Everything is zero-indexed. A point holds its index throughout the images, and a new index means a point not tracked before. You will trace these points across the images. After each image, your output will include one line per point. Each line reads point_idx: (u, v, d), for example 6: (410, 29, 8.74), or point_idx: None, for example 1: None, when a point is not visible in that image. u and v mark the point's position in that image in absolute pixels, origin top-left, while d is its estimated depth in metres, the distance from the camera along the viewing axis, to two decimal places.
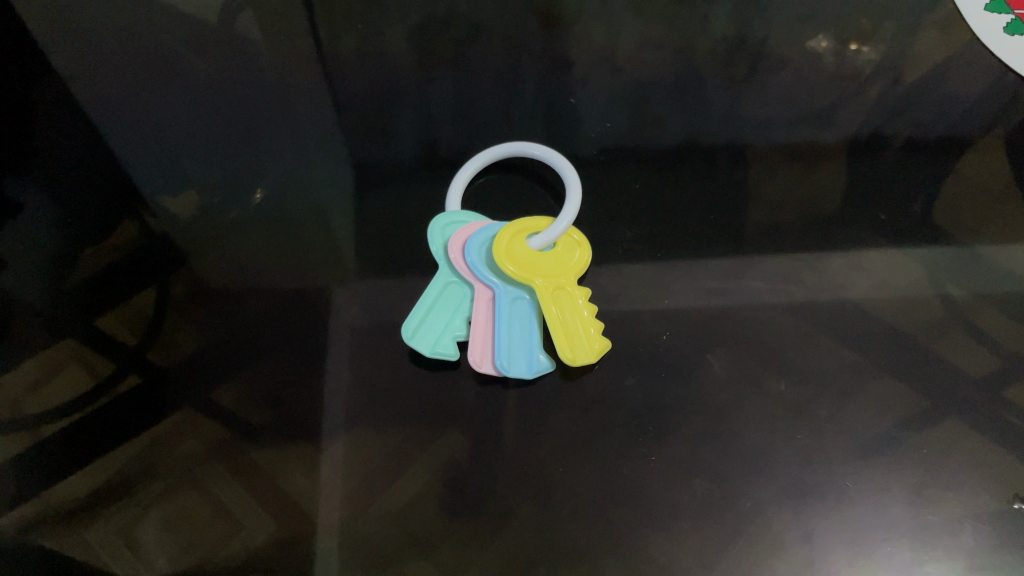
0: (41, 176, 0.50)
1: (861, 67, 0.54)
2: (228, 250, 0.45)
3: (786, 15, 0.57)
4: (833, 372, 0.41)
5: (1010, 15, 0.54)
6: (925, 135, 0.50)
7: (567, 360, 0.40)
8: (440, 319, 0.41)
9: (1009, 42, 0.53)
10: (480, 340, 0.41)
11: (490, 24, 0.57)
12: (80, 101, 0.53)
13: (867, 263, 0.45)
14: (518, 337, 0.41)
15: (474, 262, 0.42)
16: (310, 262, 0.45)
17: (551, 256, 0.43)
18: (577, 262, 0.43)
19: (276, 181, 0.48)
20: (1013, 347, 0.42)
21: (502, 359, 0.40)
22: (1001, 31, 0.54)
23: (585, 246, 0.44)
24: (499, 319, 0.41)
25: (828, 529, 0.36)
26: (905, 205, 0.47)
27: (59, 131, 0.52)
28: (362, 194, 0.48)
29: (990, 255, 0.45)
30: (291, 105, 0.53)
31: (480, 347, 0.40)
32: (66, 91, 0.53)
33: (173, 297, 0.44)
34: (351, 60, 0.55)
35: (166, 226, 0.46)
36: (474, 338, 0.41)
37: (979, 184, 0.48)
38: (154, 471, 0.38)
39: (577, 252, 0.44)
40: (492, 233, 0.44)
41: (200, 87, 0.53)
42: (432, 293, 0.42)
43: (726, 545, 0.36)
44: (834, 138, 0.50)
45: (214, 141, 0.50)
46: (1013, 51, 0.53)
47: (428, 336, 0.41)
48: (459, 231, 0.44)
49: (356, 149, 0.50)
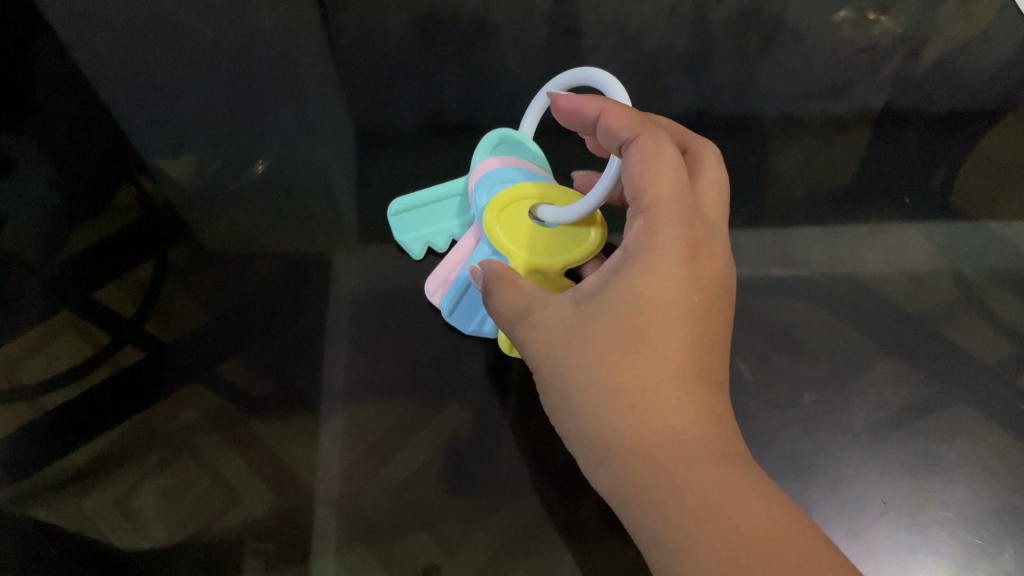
0: (22, 124, 0.47)
1: (885, 34, 0.52)
2: (227, 219, 0.44)
3: None
4: (837, 353, 0.41)
5: None
6: (945, 112, 0.49)
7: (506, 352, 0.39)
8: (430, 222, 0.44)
9: None
10: (445, 271, 0.41)
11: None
12: (67, 45, 0.49)
13: (877, 242, 0.44)
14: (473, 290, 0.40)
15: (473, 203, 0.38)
16: (310, 233, 0.44)
17: (558, 232, 0.38)
18: (580, 245, 0.37)
19: (278, 147, 0.47)
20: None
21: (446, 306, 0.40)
22: None
23: (602, 231, 0.38)
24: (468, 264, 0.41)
25: (617, 339, 0.28)
26: (919, 185, 0.46)
27: (46, 73, 0.48)
28: (365, 166, 0.47)
29: (1003, 235, 0.45)
30: (290, 62, 0.51)
31: (441, 278, 0.41)
32: (52, 33, 0.50)
33: (172, 266, 0.43)
34: (352, 20, 0.53)
35: (166, 192, 0.45)
36: (442, 267, 0.41)
37: (995, 163, 0.47)
38: (150, 440, 0.38)
39: (590, 235, 0.38)
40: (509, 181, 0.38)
41: (191, 42, 0.51)
42: (437, 212, 0.44)
43: (577, 378, 0.29)
44: (848, 111, 0.49)
45: (211, 98, 0.49)
46: None
47: (407, 226, 0.43)
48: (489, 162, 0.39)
49: (357, 116, 0.49)
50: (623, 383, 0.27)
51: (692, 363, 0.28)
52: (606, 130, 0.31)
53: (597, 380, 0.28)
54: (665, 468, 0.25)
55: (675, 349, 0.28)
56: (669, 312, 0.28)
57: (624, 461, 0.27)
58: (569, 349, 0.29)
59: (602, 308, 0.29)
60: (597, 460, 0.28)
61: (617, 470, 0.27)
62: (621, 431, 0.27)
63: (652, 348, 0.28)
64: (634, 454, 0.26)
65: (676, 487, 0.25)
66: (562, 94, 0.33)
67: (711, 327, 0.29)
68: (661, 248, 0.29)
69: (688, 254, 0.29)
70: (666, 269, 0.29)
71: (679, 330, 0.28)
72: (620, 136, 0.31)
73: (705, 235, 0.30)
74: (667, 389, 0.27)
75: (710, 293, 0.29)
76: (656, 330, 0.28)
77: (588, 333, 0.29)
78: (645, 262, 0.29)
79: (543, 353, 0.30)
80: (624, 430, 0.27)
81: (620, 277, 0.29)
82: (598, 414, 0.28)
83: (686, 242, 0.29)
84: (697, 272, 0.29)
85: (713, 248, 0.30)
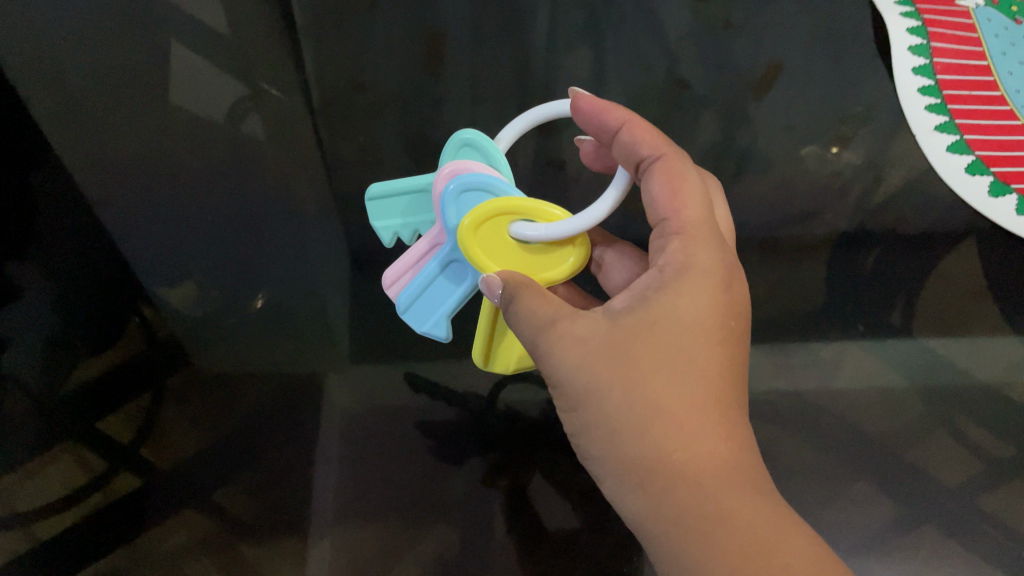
0: (26, 252, 0.48)
1: (860, 156, 0.54)
2: (226, 342, 0.46)
3: (783, 103, 0.56)
4: (815, 474, 0.43)
5: (971, 155, 0.53)
6: (910, 235, 0.51)
7: (481, 366, 0.44)
8: (402, 212, 0.46)
9: (962, 176, 0.52)
10: (405, 268, 0.44)
11: (487, 100, 0.56)
12: (75, 174, 0.51)
13: (851, 364, 0.46)
14: (430, 295, 0.44)
15: (447, 201, 0.41)
16: (307, 357, 0.46)
17: (536, 254, 0.41)
18: (560, 266, 0.41)
19: (275, 275, 0.49)
20: (989, 454, 0.44)
21: (403, 304, 0.43)
22: (963, 169, 0.53)
23: (583, 255, 0.41)
24: (426, 271, 0.43)
25: (660, 352, 0.32)
26: (886, 309, 0.49)
27: (52, 203, 0.50)
28: (360, 292, 0.49)
29: (970, 357, 0.47)
30: (286, 186, 0.52)
31: (400, 274, 0.44)
32: (61, 164, 0.51)
33: (171, 391, 0.44)
34: (349, 148, 0.55)
35: (169, 319, 0.46)
36: (402, 265, 0.44)
37: (957, 286, 0.49)
38: (142, 564, 0.39)
39: (570, 258, 0.41)
40: (484, 191, 0.41)
41: (189, 166, 0.52)
42: (413, 204, 0.46)
43: (614, 386, 0.32)
44: (821, 234, 0.51)
45: (211, 225, 0.50)
46: (975, 194, 0.52)
47: (385, 216, 0.47)
48: (465, 168, 0.42)
49: (353, 242, 0.51)
50: (664, 401, 0.31)
51: (726, 385, 0.31)
52: (632, 144, 0.39)
53: (637, 394, 0.31)
54: (715, 493, 0.28)
55: (712, 372, 0.31)
56: (708, 335, 0.32)
57: (667, 484, 0.29)
58: (606, 362, 0.32)
59: (645, 325, 0.32)
60: (630, 472, 0.31)
61: (662, 494, 0.29)
62: (665, 447, 0.30)
63: (695, 365, 0.31)
64: (681, 470, 0.29)
65: (719, 509, 0.28)
66: (586, 97, 0.40)
67: (738, 353, 0.33)
68: (697, 267, 0.34)
69: (721, 282, 0.34)
70: (703, 294, 0.33)
71: (715, 354, 0.32)
72: (644, 151, 0.39)
73: (733, 266, 0.35)
74: (704, 404, 0.31)
75: (737, 322, 0.33)
76: (695, 349, 0.32)
77: (629, 346, 0.32)
78: (682, 283, 0.33)
79: (575, 365, 0.33)
80: (666, 445, 0.30)
81: (657, 293, 0.33)
82: (643, 434, 0.30)
83: (718, 272, 0.34)
84: (729, 301, 0.33)
85: (739, 278, 0.35)
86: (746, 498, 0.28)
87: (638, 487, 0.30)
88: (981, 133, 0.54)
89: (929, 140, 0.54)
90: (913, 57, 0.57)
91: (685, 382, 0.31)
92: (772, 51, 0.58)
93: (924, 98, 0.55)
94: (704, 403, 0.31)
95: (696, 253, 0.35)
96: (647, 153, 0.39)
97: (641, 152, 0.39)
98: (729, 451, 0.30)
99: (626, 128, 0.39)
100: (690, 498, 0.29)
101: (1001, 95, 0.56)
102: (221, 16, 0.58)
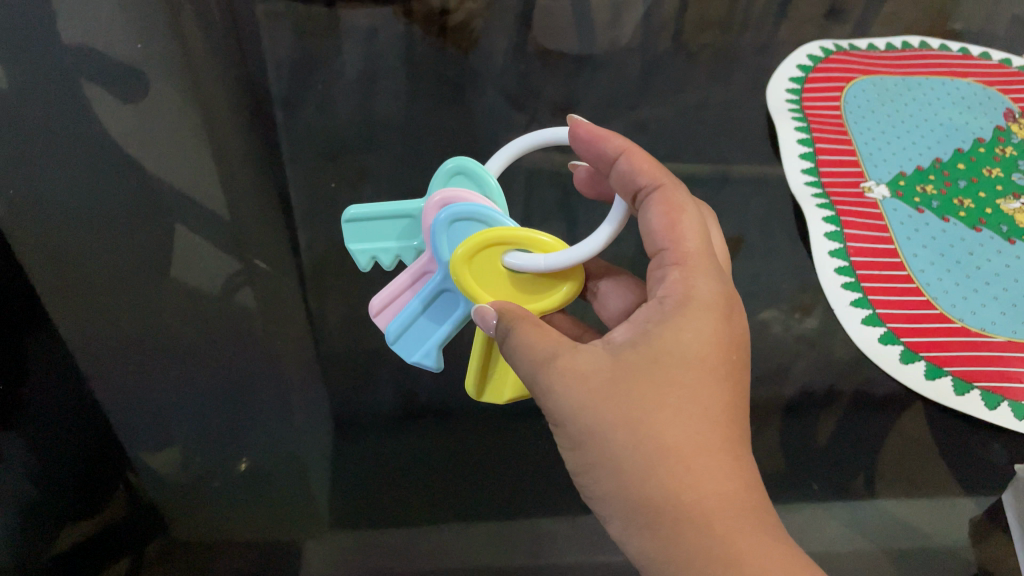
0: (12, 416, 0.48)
1: (822, 319, 0.57)
2: (207, 508, 0.47)
3: (746, 273, 0.60)
4: None
5: (884, 326, 0.55)
6: (872, 394, 0.53)
7: (477, 395, 0.49)
8: (385, 236, 0.49)
9: (879, 349, 0.54)
10: (394, 298, 0.48)
11: None
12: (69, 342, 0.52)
13: (821, 527, 0.47)
14: (417, 328, 0.48)
15: (437, 230, 0.45)
16: (289, 522, 0.46)
17: (528, 286, 0.44)
18: (553, 294, 0.45)
19: (259, 442, 0.50)
20: None
21: (393, 335, 0.48)
22: (876, 338, 0.54)
23: (576, 284, 0.44)
24: (414, 303, 0.48)
25: (664, 385, 0.33)
26: (854, 468, 0.50)
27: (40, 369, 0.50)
28: (342, 454, 0.50)
29: (934, 516, 0.47)
30: (276, 354, 0.55)
31: (389, 304, 0.48)
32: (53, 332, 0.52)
33: (149, 560, 0.44)
34: (337, 319, 0.58)
35: (152, 487, 0.47)
36: (392, 294, 0.48)
37: (920, 445, 0.51)
38: None
39: (562, 288, 0.45)
40: (474, 221, 0.44)
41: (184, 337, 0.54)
42: (394, 228, 0.49)
43: (617, 420, 0.33)
44: (787, 396, 0.53)
45: (201, 393, 0.52)
46: (893, 365, 0.53)
47: (362, 239, 0.49)
48: (456, 196, 0.46)
49: (337, 407, 0.52)
50: (670, 439, 0.32)
51: (727, 421, 0.33)
52: (631, 172, 0.42)
53: (642, 430, 0.32)
54: (726, 537, 0.30)
55: (714, 410, 0.33)
56: (710, 371, 0.34)
57: (676, 526, 0.31)
58: (608, 397, 0.33)
59: (647, 360, 0.34)
60: (638, 509, 0.32)
61: (671, 535, 0.31)
62: (670, 488, 0.31)
63: (698, 401, 0.33)
64: (689, 512, 0.31)
65: (728, 550, 0.30)
66: (585, 125, 0.44)
67: (738, 387, 0.35)
68: (698, 300, 0.36)
69: (720, 318, 0.36)
70: (705, 328, 0.35)
71: (716, 391, 0.34)
72: (643, 180, 0.42)
73: (731, 299, 0.37)
74: (709, 441, 0.32)
75: (735, 357, 0.35)
76: (698, 384, 0.33)
77: (631, 381, 0.34)
78: (682, 317, 0.35)
79: (576, 400, 0.34)
80: (671, 484, 0.32)
81: (659, 327, 0.35)
82: (651, 474, 0.32)
83: (717, 309, 0.36)
84: (729, 335, 0.35)
85: (737, 313, 0.37)
86: (755, 539, 0.30)
87: (646, 528, 0.32)
88: (893, 305, 0.56)
89: (846, 315, 0.56)
90: (828, 241, 0.59)
91: (687, 417, 0.33)
92: (733, 223, 0.63)
93: (839, 278, 0.58)
94: (709, 440, 0.32)
95: (697, 290, 0.36)
96: (646, 181, 0.42)
97: (640, 181, 0.42)
98: (736, 489, 0.32)
99: (625, 155, 0.43)
100: (699, 539, 0.31)
101: (907, 274, 0.57)
102: (221, 196, 0.63)
